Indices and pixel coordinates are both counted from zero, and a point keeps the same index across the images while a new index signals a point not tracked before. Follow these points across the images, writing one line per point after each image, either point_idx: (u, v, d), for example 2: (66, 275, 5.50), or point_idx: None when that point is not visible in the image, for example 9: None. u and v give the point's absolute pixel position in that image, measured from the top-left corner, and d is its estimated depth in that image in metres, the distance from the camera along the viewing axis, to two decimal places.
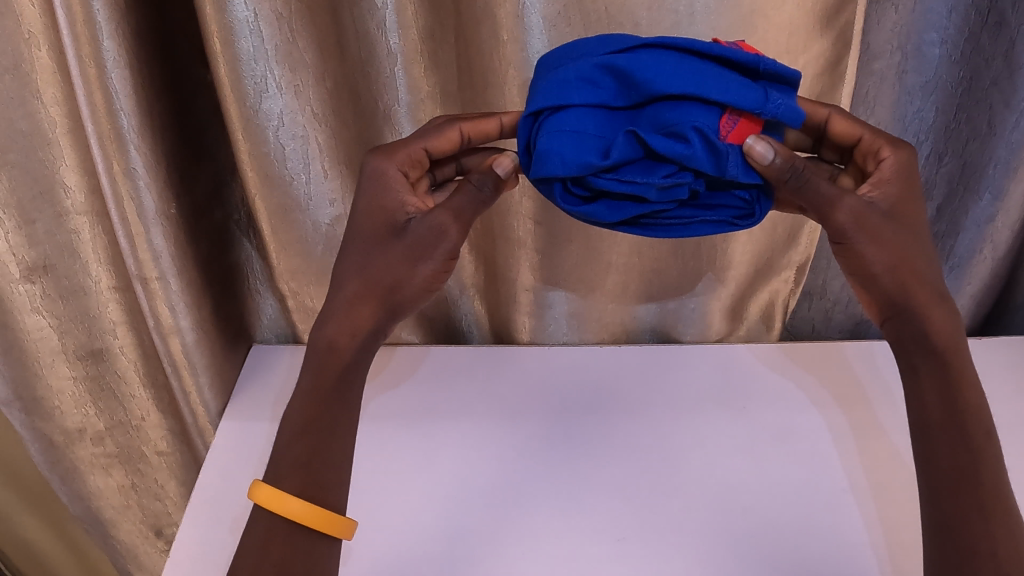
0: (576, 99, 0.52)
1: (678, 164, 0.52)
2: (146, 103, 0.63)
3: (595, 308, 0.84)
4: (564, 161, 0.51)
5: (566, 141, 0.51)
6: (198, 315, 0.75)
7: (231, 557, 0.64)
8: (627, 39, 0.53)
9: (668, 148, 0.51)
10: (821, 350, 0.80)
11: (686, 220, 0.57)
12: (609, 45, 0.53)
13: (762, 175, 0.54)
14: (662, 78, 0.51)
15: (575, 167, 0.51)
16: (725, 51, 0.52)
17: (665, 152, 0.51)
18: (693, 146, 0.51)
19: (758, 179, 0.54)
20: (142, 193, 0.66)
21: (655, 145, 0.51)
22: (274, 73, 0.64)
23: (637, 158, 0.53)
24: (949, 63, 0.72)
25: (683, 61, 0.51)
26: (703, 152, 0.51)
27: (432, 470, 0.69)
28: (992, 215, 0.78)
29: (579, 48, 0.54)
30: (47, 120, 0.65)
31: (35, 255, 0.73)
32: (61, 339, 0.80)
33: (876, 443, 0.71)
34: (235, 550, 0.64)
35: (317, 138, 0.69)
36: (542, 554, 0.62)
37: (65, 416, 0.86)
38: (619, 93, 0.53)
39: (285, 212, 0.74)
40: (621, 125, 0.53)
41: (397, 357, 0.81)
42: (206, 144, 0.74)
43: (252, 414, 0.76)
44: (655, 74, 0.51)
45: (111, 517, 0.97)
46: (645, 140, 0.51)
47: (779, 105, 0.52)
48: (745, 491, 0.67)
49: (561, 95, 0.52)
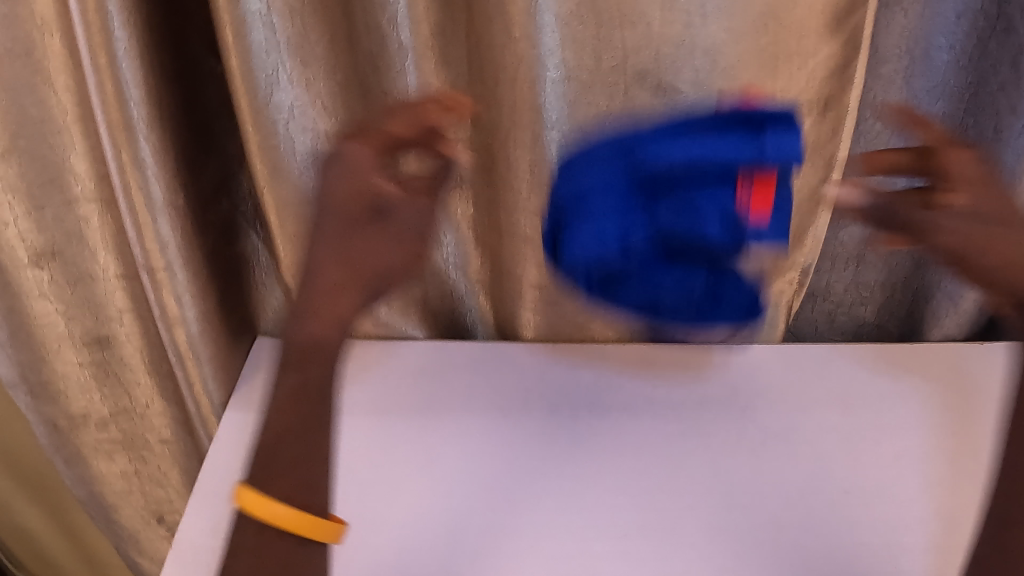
0: (594, 193, 0.59)
1: (693, 240, 0.59)
2: (155, 92, 0.63)
3: (599, 303, 0.84)
4: (593, 243, 0.59)
5: (590, 244, 0.59)
6: (204, 305, 0.75)
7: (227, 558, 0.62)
8: (637, 140, 0.60)
9: (683, 226, 0.58)
10: (819, 353, 0.81)
11: (689, 286, 0.63)
12: (619, 147, 0.60)
13: (774, 242, 0.59)
14: (673, 161, 0.57)
15: (598, 253, 0.59)
16: (734, 134, 0.56)
17: (678, 235, 0.59)
18: (707, 223, 0.57)
19: (765, 251, 0.60)
20: (151, 182, 0.66)
21: (672, 227, 0.58)
22: (286, 65, 0.66)
23: (651, 255, 0.60)
24: (957, 69, 0.73)
25: (692, 142, 0.57)
26: (718, 233, 0.58)
27: (434, 465, 0.70)
28: None
29: (595, 159, 0.61)
30: (57, 106, 0.66)
31: (44, 241, 0.75)
32: (68, 325, 0.81)
33: (880, 445, 0.71)
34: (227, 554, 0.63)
35: (326, 133, 0.71)
36: (545, 549, 0.63)
37: (70, 400, 0.88)
38: (637, 178, 0.58)
39: (288, 206, 0.73)
40: (641, 209, 0.58)
41: (407, 353, 0.81)
42: (214, 135, 0.74)
43: (257, 406, 0.76)
44: (669, 160, 0.57)
45: (114, 503, 0.97)
46: (662, 225, 0.58)
47: (779, 154, 0.55)
48: (747, 490, 0.67)
49: (580, 212, 0.60)
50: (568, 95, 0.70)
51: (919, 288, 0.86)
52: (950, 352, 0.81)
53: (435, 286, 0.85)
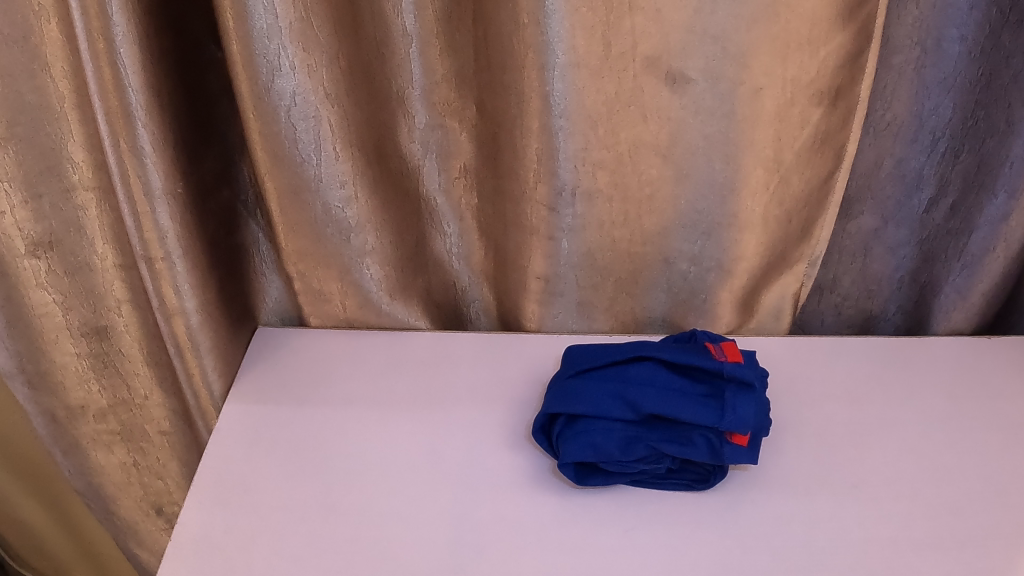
0: (586, 411, 0.66)
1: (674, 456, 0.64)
2: (153, 80, 0.62)
3: (605, 295, 0.82)
4: (582, 445, 0.64)
5: (582, 446, 0.64)
6: (204, 296, 0.74)
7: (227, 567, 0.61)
8: (628, 351, 0.70)
9: (665, 445, 0.64)
10: (827, 346, 0.80)
11: (667, 478, 0.66)
12: (613, 353, 0.71)
13: (749, 453, 0.64)
14: (654, 399, 0.65)
15: (587, 457, 0.64)
16: (695, 360, 0.67)
17: (662, 448, 0.64)
18: (685, 448, 0.64)
19: (747, 460, 0.64)
20: (149, 171, 0.65)
21: (655, 444, 0.64)
22: (287, 51, 0.63)
23: (635, 459, 0.64)
24: (969, 59, 0.71)
25: (668, 379, 0.67)
26: (697, 450, 0.64)
27: (437, 459, 0.69)
28: (1007, 214, 0.77)
29: (594, 356, 0.71)
30: (55, 93, 0.65)
31: (41, 230, 0.73)
32: (65, 315, 0.80)
33: (889, 438, 0.70)
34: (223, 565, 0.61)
35: (329, 120, 0.67)
36: (551, 542, 0.62)
37: (69, 391, 0.87)
38: (626, 396, 0.66)
39: (294, 191, 0.71)
40: (627, 435, 0.65)
41: (412, 342, 0.80)
42: (215, 123, 0.73)
43: (259, 396, 0.75)
44: (649, 397, 0.65)
45: (113, 493, 0.97)
46: (646, 437, 0.65)
47: (734, 372, 0.66)
48: (755, 483, 0.66)
49: (575, 410, 0.66)
50: (577, 83, 0.66)
51: (927, 280, 0.85)
52: (957, 346, 0.80)
53: (438, 277, 0.84)
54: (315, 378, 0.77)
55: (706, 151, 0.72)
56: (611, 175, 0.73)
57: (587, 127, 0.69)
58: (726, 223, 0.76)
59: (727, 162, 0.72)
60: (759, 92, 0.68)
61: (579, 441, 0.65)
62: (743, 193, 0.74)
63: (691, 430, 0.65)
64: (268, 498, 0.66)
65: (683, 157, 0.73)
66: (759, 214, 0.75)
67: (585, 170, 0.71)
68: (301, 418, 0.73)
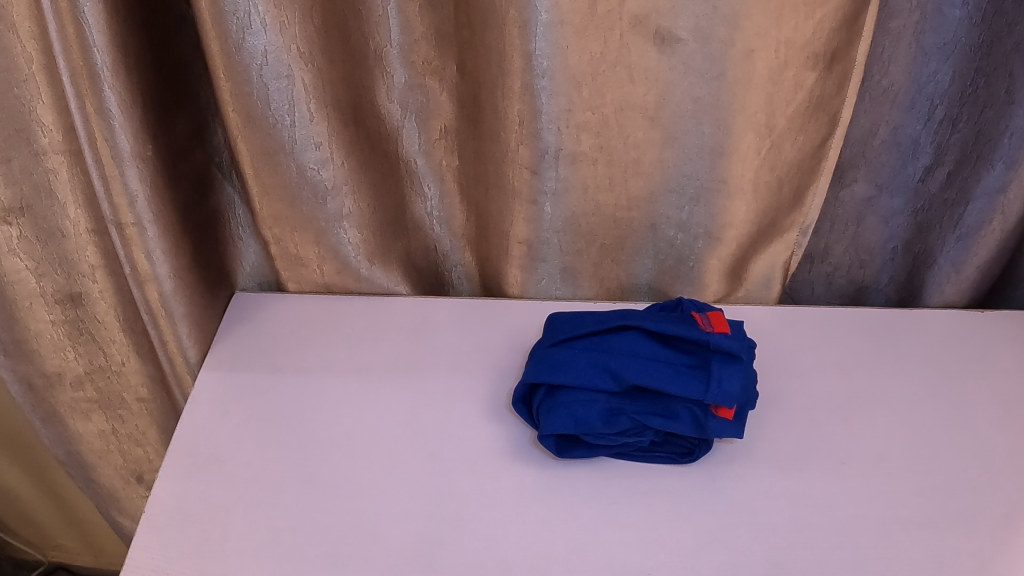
0: (566, 381, 0.64)
1: (658, 429, 0.63)
2: (120, 39, 0.60)
3: (590, 260, 0.81)
4: (561, 416, 0.63)
5: (562, 415, 0.62)
6: (177, 262, 0.71)
7: (197, 544, 0.60)
8: (614, 320, 0.68)
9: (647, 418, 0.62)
10: (819, 316, 0.78)
11: (649, 450, 0.64)
12: (600, 321, 0.69)
13: (733, 428, 0.63)
14: (636, 372, 0.63)
15: (567, 428, 0.62)
16: (681, 331, 0.65)
17: (645, 420, 0.63)
18: (668, 420, 0.62)
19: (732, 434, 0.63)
20: (118, 134, 0.63)
21: (638, 416, 0.63)
22: (259, 8, 0.60)
23: (618, 431, 0.63)
24: (970, 25, 0.69)
25: (653, 349, 0.65)
26: (681, 423, 0.63)
27: (416, 430, 0.67)
28: (1004, 186, 0.74)
29: (581, 324, 0.70)
30: (22, 55, 0.62)
31: (11, 196, 0.71)
32: (39, 282, 0.78)
33: (878, 414, 0.69)
34: (195, 541, 0.60)
35: (303, 80, 0.65)
36: (531, 517, 0.61)
37: (45, 359, 0.85)
38: (608, 368, 0.64)
39: (268, 154, 0.69)
40: (609, 405, 0.63)
41: (392, 308, 0.78)
42: (187, 82, 0.70)
43: (234, 363, 0.74)
44: (632, 369, 0.63)
45: (93, 460, 0.95)
46: (629, 408, 0.63)
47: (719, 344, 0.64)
48: (741, 458, 0.65)
49: (556, 380, 0.64)
50: (562, 41, 0.63)
51: (921, 251, 0.83)
52: (950, 319, 0.78)
53: (419, 241, 0.82)
54: (293, 344, 0.75)
55: (696, 115, 0.70)
56: (596, 138, 0.71)
57: (571, 88, 0.66)
58: (715, 189, 0.74)
59: (716, 127, 0.70)
60: (751, 54, 0.66)
61: (560, 412, 0.63)
62: (732, 158, 0.72)
63: (676, 403, 0.63)
64: (242, 469, 0.65)
65: (671, 121, 0.71)
66: (749, 181, 0.73)
67: (569, 133, 0.69)
68: (278, 387, 0.71)
